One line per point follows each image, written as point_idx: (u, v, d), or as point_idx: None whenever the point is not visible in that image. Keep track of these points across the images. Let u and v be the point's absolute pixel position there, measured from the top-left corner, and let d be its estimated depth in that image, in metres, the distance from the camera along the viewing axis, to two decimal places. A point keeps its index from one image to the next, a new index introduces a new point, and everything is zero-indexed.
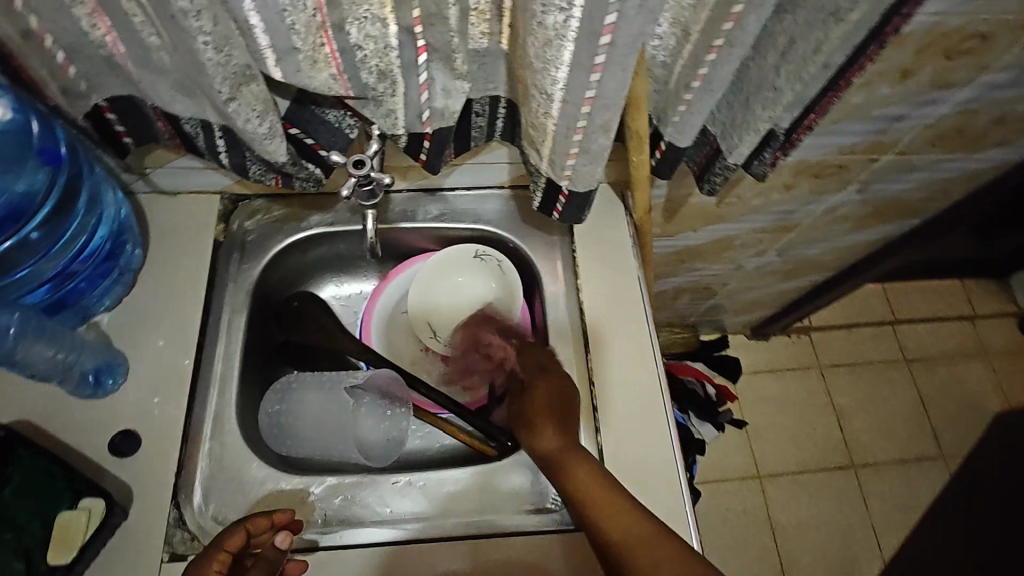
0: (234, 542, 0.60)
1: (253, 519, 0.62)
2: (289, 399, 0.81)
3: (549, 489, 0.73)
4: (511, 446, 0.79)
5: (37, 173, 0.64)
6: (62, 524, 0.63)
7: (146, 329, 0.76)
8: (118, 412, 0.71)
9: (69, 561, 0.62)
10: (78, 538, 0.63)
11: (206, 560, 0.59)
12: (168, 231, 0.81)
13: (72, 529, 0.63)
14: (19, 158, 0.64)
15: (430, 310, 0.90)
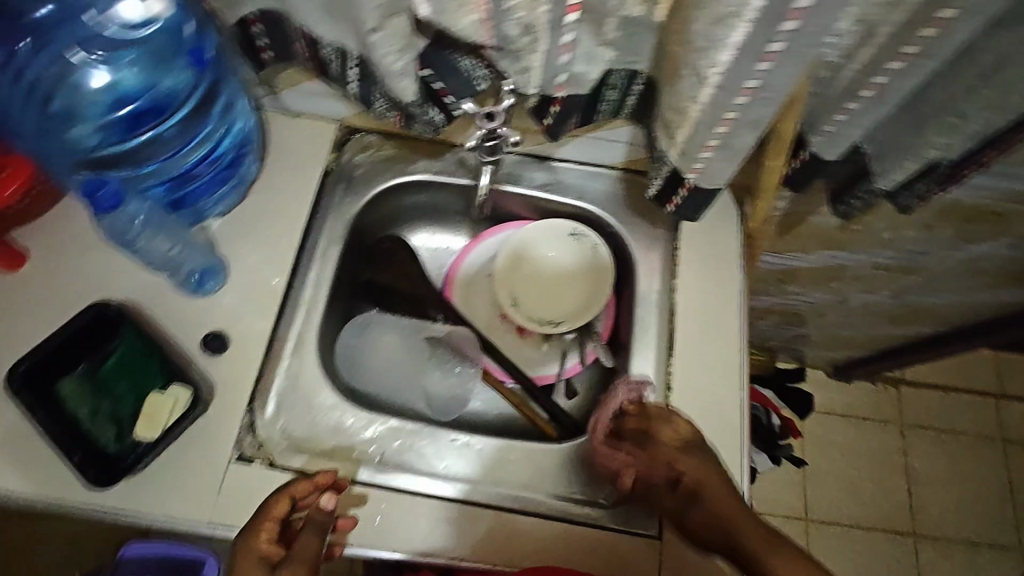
0: (278, 509, 0.63)
1: (294, 485, 0.64)
2: (367, 336, 0.86)
3: (604, 484, 0.72)
4: (572, 431, 0.79)
5: (183, 74, 0.67)
6: (150, 404, 0.68)
7: (250, 240, 0.79)
8: (213, 312, 0.75)
9: (153, 439, 0.67)
10: (161, 419, 0.68)
11: (255, 527, 0.62)
12: (284, 150, 0.83)
13: (159, 410, 0.68)
14: (169, 57, 0.66)
15: (514, 279, 0.88)
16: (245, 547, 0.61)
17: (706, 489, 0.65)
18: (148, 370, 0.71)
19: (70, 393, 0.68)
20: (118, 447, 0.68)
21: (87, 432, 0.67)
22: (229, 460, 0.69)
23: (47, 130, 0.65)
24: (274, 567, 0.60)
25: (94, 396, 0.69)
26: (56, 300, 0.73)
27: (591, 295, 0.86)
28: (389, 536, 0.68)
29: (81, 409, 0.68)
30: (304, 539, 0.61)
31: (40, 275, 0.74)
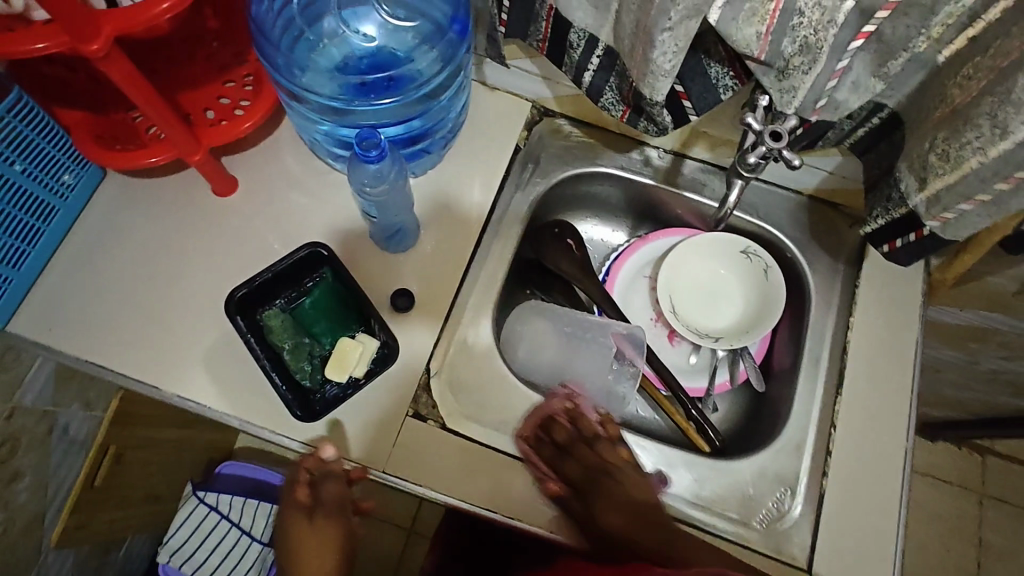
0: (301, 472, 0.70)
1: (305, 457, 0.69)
2: (530, 318, 0.85)
3: (760, 508, 0.72)
4: (720, 447, 0.81)
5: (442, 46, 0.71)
6: (341, 348, 0.71)
7: (439, 205, 0.80)
8: (401, 269, 0.77)
9: (339, 379, 0.70)
10: (349, 364, 0.70)
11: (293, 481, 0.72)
12: (481, 122, 0.84)
13: (348, 355, 0.71)
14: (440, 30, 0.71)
15: (676, 287, 0.88)
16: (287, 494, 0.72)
17: (610, 489, 0.68)
18: (341, 315, 0.74)
19: (275, 324, 0.72)
20: (311, 383, 0.71)
21: (286, 364, 0.71)
22: (406, 415, 0.71)
23: (294, 62, 0.70)
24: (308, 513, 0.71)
25: (293, 331, 0.73)
26: (263, 234, 0.77)
27: (755, 319, 0.84)
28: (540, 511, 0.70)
29: (283, 342, 0.72)
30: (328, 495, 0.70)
31: (250, 207, 0.78)
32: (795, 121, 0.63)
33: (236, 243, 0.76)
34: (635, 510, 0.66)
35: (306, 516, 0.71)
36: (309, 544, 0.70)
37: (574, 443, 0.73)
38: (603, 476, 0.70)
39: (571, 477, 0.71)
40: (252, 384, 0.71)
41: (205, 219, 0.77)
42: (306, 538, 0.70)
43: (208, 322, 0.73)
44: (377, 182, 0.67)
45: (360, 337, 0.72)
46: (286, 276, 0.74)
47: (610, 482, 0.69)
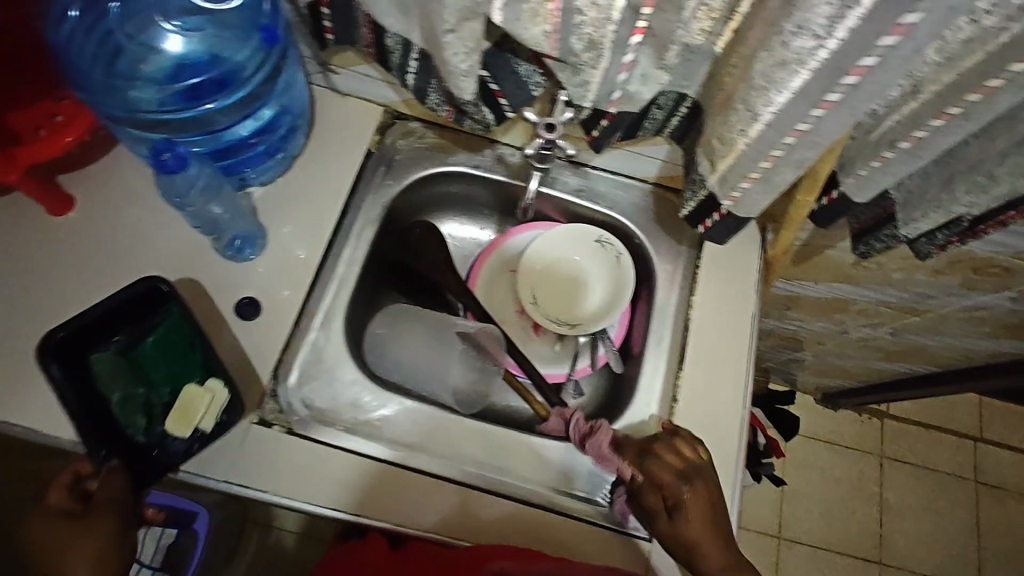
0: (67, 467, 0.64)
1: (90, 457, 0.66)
2: (391, 325, 0.86)
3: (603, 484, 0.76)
4: None
5: (254, 49, 0.70)
6: (187, 399, 0.69)
7: (288, 213, 0.81)
8: (249, 278, 0.77)
9: (186, 433, 0.69)
10: (194, 416, 0.69)
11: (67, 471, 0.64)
12: (331, 128, 0.85)
13: (196, 406, 0.69)
14: (245, 32, 0.69)
15: (537, 279, 0.91)
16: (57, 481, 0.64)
17: (700, 495, 0.70)
18: (176, 363, 0.73)
19: (105, 373, 0.70)
20: (147, 441, 0.70)
21: (119, 422, 0.69)
22: (250, 423, 0.72)
23: (111, 89, 0.68)
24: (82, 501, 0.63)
25: (126, 378, 0.71)
26: (100, 252, 0.76)
27: (607, 306, 0.88)
28: (383, 503, 0.72)
29: (112, 393, 0.70)
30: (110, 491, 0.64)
31: (86, 225, 0.77)
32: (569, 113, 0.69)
33: (69, 262, 0.75)
34: (709, 519, 0.69)
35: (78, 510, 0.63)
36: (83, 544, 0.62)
37: (660, 446, 0.72)
38: (695, 485, 0.70)
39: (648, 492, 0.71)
40: None
41: (37, 239, 0.75)
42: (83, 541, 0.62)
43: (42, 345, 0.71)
44: (194, 199, 0.72)
45: (208, 385, 0.70)
46: (119, 321, 0.71)
47: (700, 496, 0.70)
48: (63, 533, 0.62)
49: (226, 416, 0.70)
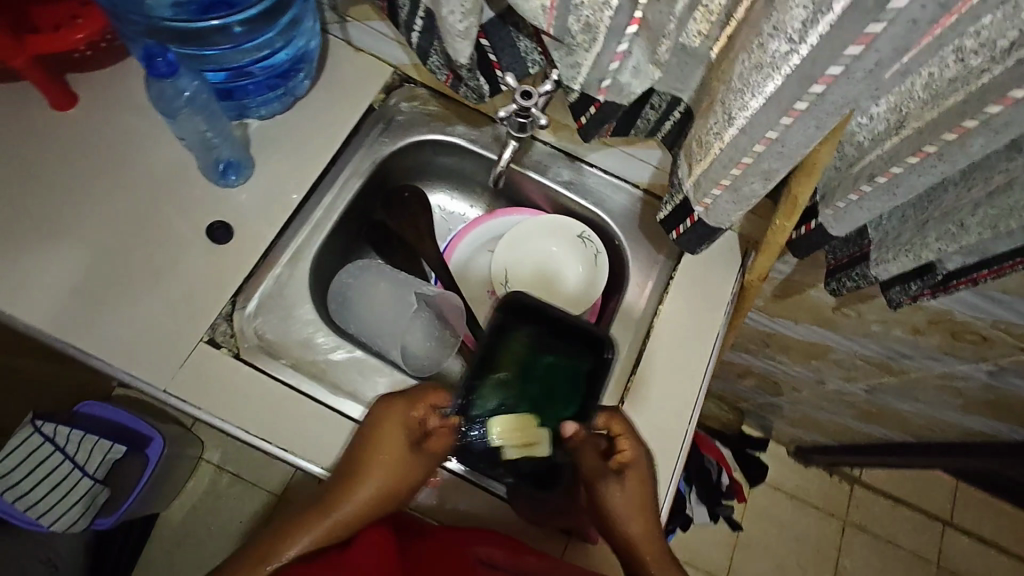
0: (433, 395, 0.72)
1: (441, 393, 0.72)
2: (361, 277, 0.87)
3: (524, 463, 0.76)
4: None
5: None
6: (525, 423, 0.69)
7: (278, 150, 0.82)
8: (228, 204, 0.79)
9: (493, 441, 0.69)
10: (514, 438, 0.69)
11: (417, 396, 0.72)
12: (338, 77, 0.86)
13: (524, 433, 0.69)
14: None
15: (513, 262, 0.92)
16: (400, 408, 0.71)
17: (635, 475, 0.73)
18: (561, 399, 0.72)
19: (505, 326, 0.72)
20: (206, 386, 0.72)
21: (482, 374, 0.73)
22: (199, 339, 0.73)
23: None
24: (410, 437, 0.70)
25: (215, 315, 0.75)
26: (91, 152, 0.78)
27: (575, 299, 0.89)
28: (313, 446, 0.71)
29: (491, 400, 0.73)
30: (434, 441, 0.70)
31: (85, 125, 0.79)
32: (552, 87, 0.69)
33: (61, 157, 0.77)
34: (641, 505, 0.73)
35: (413, 440, 0.70)
36: (376, 446, 0.69)
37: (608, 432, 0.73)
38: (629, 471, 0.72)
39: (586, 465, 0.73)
40: (52, 294, 0.72)
41: (35, 131, 0.77)
42: (378, 449, 0.69)
43: (18, 230, 0.74)
44: (176, 106, 0.73)
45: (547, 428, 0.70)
46: (530, 315, 0.72)
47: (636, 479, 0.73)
48: (396, 448, 0.69)
49: (525, 462, 0.70)
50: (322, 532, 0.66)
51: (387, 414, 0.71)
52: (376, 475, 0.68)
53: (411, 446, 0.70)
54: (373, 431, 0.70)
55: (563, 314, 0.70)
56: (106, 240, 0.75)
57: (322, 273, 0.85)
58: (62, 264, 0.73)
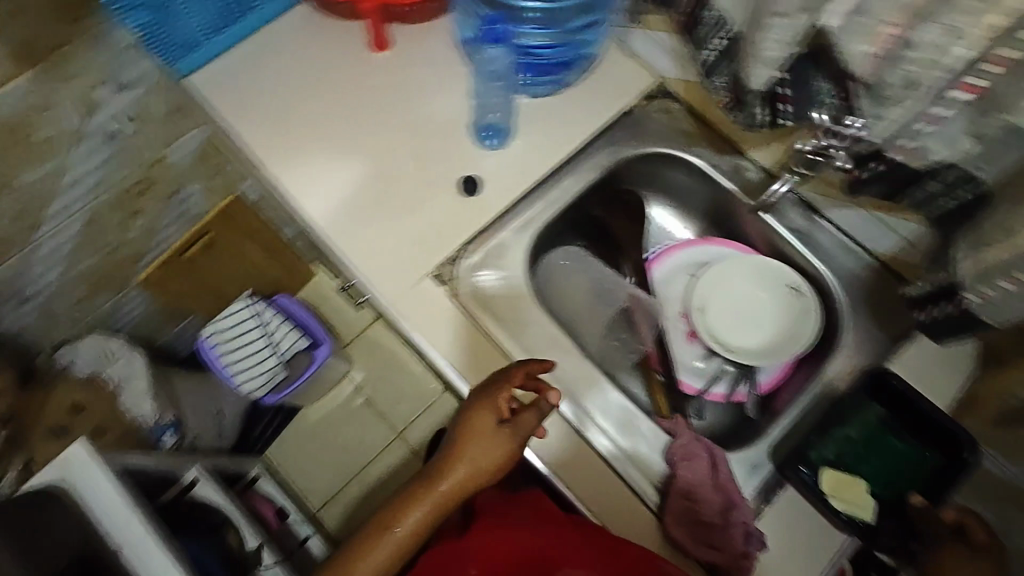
0: (516, 378, 0.73)
1: (529, 364, 0.74)
2: (563, 262, 0.93)
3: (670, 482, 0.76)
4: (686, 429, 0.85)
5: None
6: (854, 485, 0.74)
7: (535, 128, 0.89)
8: (480, 163, 0.87)
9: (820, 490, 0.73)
10: (841, 496, 0.73)
11: (498, 384, 0.72)
12: (606, 76, 0.92)
13: (850, 495, 0.74)
14: None
15: (714, 293, 0.90)
16: (489, 395, 0.72)
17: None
18: (906, 483, 0.74)
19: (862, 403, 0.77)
20: (422, 313, 0.80)
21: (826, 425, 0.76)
22: (425, 274, 0.81)
23: None
24: (502, 419, 0.71)
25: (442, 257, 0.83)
26: (386, 90, 0.90)
27: (774, 350, 0.86)
28: None
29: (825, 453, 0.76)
30: (525, 416, 0.71)
31: (388, 66, 0.91)
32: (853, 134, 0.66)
33: (364, 88, 0.90)
34: None
35: (506, 423, 0.71)
36: (473, 427, 0.71)
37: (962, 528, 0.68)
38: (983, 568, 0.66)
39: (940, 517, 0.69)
40: (330, 197, 0.85)
41: (350, 62, 0.91)
42: (475, 436, 0.70)
43: (318, 138, 0.87)
44: (488, 69, 0.88)
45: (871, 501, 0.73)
46: (892, 399, 0.76)
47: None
48: (487, 426, 0.70)
49: (846, 523, 0.72)
50: (432, 511, 0.69)
51: (479, 403, 0.72)
52: (471, 456, 0.70)
53: (501, 422, 0.71)
54: (466, 418, 0.72)
55: (932, 408, 0.73)
56: (379, 165, 0.86)
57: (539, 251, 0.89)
58: (343, 175, 0.86)
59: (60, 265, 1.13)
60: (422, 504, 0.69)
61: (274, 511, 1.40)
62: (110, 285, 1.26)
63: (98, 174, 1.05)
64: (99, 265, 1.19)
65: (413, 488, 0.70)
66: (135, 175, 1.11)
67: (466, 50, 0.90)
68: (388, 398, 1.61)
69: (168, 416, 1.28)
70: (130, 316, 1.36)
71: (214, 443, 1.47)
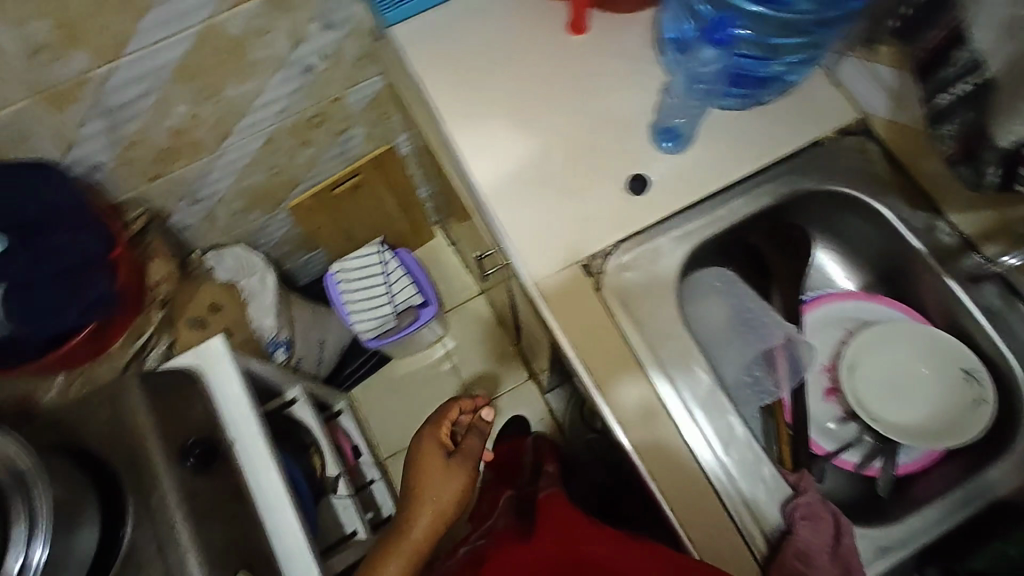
0: (450, 413, 0.88)
1: (462, 400, 0.90)
2: (714, 285, 0.86)
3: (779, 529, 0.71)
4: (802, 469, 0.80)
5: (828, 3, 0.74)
6: None
7: (716, 139, 0.85)
8: (653, 162, 0.84)
9: None
10: None
11: (432, 426, 0.87)
12: (803, 101, 0.86)
13: None
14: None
15: (870, 355, 0.84)
16: (429, 435, 0.86)
17: None
18: None
19: None
20: (565, 296, 0.79)
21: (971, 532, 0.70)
22: (577, 261, 0.80)
23: None
24: (448, 453, 0.85)
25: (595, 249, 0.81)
26: (575, 73, 0.90)
27: (925, 435, 0.79)
28: (624, 397, 0.75)
29: None
30: (469, 442, 0.86)
31: (580, 51, 0.91)
32: None
33: (553, 67, 0.90)
34: None
35: (444, 458, 0.84)
36: (427, 474, 0.82)
37: None
38: None
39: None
40: (499, 166, 0.85)
41: (544, 40, 0.92)
42: (427, 476, 0.82)
43: (499, 108, 0.88)
44: (697, 71, 0.83)
45: None
46: None
47: None
48: (433, 463, 0.83)
49: None
50: (429, 530, 0.79)
51: (419, 453, 0.85)
52: (431, 496, 0.81)
53: (447, 454, 0.85)
54: (419, 465, 0.83)
55: None
56: (551, 144, 0.86)
57: (688, 269, 0.84)
58: (516, 149, 0.86)
59: (232, 176, 1.22)
60: (417, 516, 0.80)
61: (349, 446, 1.51)
62: (263, 204, 1.36)
63: (286, 100, 1.13)
64: (261, 184, 1.29)
65: (399, 526, 0.80)
66: (314, 109, 1.19)
67: (674, 47, 0.86)
68: (475, 369, 1.75)
69: (283, 335, 1.35)
70: (270, 236, 1.47)
71: (313, 370, 1.54)
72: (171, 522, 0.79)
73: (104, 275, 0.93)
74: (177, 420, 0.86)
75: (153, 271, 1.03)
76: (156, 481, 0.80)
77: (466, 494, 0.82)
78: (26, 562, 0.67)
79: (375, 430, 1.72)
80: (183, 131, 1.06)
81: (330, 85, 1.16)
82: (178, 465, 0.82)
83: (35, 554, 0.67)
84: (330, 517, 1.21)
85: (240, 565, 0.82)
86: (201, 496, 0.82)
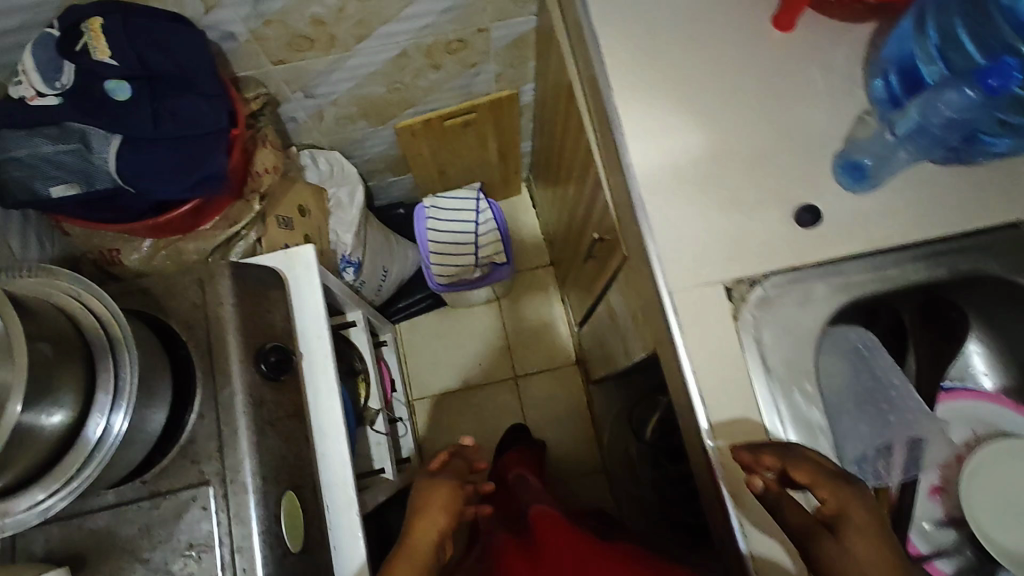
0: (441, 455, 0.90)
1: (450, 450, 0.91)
2: (843, 344, 0.77)
3: None
4: None
5: None
6: None
7: (906, 192, 0.76)
8: (830, 199, 0.75)
9: None
10: None
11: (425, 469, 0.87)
12: (1015, 176, 0.76)
13: None
14: None
15: (994, 471, 0.75)
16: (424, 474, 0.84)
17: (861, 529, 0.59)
18: None
19: None
20: (698, 316, 0.72)
21: None
22: (723, 282, 0.73)
23: None
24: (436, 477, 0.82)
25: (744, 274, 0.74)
26: (770, 75, 0.80)
27: None
28: (734, 439, 0.69)
29: None
30: (453, 467, 0.86)
31: (781, 52, 0.81)
32: None
33: (746, 61, 0.81)
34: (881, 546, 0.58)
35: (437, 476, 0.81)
36: (423, 494, 0.76)
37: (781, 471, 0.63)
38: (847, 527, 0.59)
39: (786, 525, 0.62)
40: (661, 156, 0.77)
41: (744, 29, 0.82)
42: (424, 491, 0.77)
43: (677, 89, 0.79)
44: (926, 118, 0.69)
45: None
46: None
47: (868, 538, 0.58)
48: (434, 483, 0.78)
49: None
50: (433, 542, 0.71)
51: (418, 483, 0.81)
52: (431, 511, 0.73)
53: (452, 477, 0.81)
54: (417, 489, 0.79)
55: None
56: (724, 146, 0.77)
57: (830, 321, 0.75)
58: (684, 141, 0.77)
59: (352, 81, 1.16)
60: (426, 525, 0.72)
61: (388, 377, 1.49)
62: (372, 117, 1.29)
63: (434, 18, 1.04)
64: (377, 96, 1.22)
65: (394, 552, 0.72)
66: (457, 33, 1.10)
67: (897, 72, 0.75)
68: (524, 339, 1.72)
69: (356, 255, 1.32)
70: (365, 150, 1.41)
71: (372, 297, 1.52)
72: (235, 424, 0.76)
73: (221, 152, 0.88)
74: (260, 321, 0.83)
75: (260, 159, 1.01)
76: (229, 378, 0.77)
77: (456, 501, 0.75)
78: (108, 429, 0.63)
79: (410, 369, 1.71)
80: (324, 23, 0.98)
81: (482, 14, 1.06)
82: (252, 367, 0.79)
83: (118, 422, 0.64)
84: (361, 447, 1.20)
85: (288, 485, 0.79)
86: (268, 404, 0.80)
